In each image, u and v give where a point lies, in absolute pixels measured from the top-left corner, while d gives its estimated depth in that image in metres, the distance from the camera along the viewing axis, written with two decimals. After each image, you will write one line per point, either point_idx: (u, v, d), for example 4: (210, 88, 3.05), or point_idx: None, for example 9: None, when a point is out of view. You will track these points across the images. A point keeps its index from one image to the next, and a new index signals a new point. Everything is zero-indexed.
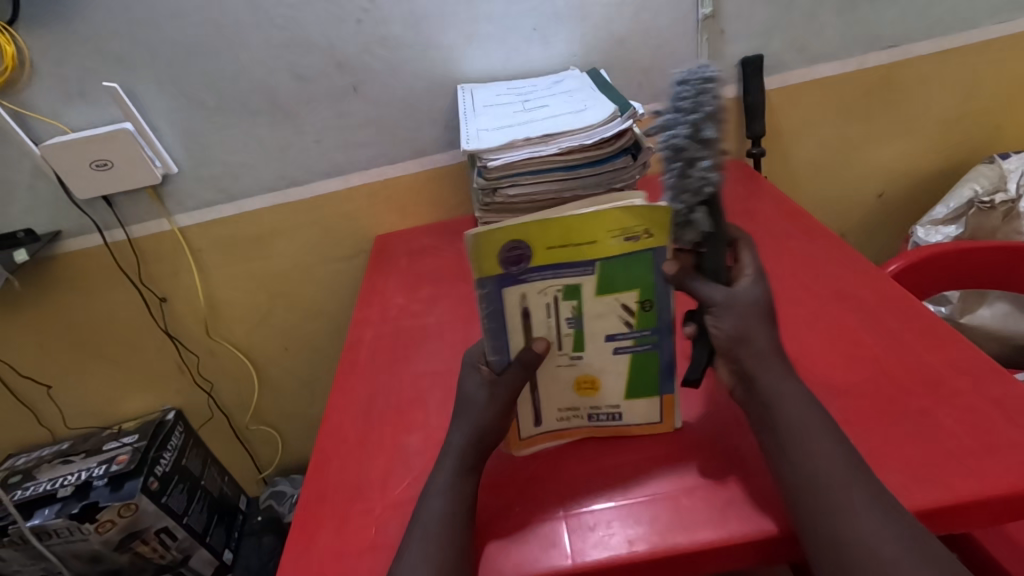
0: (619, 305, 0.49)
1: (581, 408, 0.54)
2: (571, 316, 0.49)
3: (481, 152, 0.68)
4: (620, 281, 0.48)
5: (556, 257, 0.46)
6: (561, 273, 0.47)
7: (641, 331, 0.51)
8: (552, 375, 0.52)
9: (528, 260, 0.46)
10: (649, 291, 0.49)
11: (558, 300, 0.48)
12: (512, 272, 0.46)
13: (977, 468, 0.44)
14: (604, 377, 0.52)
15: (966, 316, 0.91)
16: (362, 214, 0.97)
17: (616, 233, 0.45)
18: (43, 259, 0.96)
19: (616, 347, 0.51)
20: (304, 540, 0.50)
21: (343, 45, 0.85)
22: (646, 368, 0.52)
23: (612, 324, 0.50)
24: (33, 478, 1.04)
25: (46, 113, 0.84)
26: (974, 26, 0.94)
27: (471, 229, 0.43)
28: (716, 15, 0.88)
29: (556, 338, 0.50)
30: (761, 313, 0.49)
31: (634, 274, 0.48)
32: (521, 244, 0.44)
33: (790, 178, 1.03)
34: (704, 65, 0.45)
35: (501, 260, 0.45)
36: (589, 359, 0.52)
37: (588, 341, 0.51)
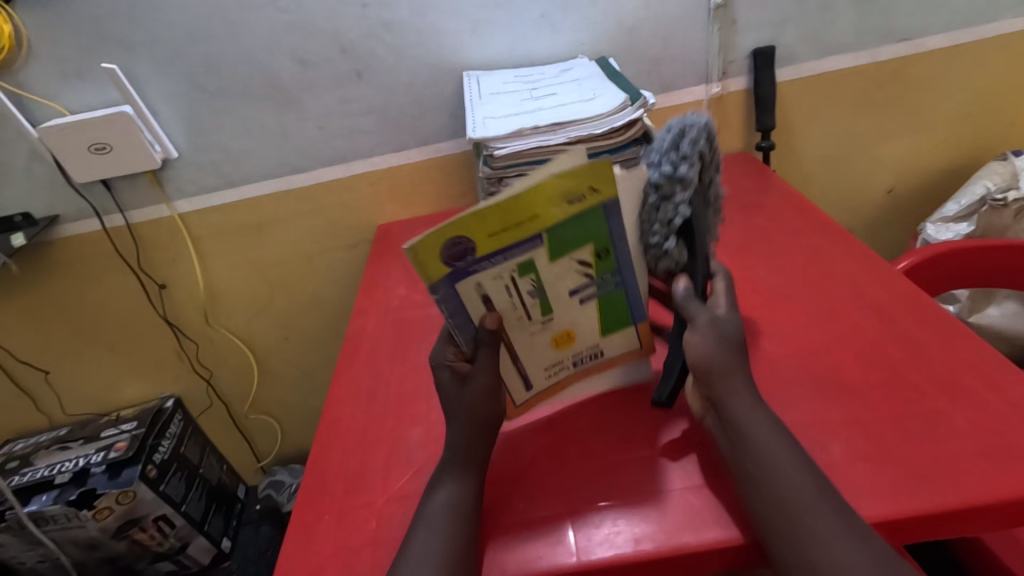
0: (580, 262, 0.49)
1: (564, 360, 0.54)
2: (535, 287, 0.49)
3: (488, 140, 0.66)
4: (570, 240, 0.47)
5: (503, 241, 0.45)
6: (513, 254, 0.46)
7: (604, 277, 0.51)
8: (528, 344, 0.52)
9: (475, 251, 0.45)
10: (604, 241, 0.49)
11: (516, 279, 0.48)
12: (463, 269, 0.45)
13: (992, 472, 0.43)
14: (578, 326, 0.53)
15: (975, 315, 0.91)
16: (364, 202, 0.96)
17: (559, 200, 0.45)
18: (41, 244, 0.95)
19: (581, 300, 0.51)
20: (302, 533, 0.50)
21: (347, 30, 0.83)
22: (613, 309, 0.53)
23: (572, 281, 0.50)
24: (31, 464, 1.03)
25: (44, 95, 0.83)
26: (991, 20, 0.92)
27: (406, 242, 0.43)
28: (728, 4, 0.86)
29: (523, 309, 0.50)
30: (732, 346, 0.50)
31: (588, 232, 0.47)
32: (463, 239, 0.44)
33: (799, 173, 1.02)
34: (699, 116, 0.48)
35: (445, 258, 0.44)
36: (559, 317, 0.51)
37: (557, 301, 0.50)
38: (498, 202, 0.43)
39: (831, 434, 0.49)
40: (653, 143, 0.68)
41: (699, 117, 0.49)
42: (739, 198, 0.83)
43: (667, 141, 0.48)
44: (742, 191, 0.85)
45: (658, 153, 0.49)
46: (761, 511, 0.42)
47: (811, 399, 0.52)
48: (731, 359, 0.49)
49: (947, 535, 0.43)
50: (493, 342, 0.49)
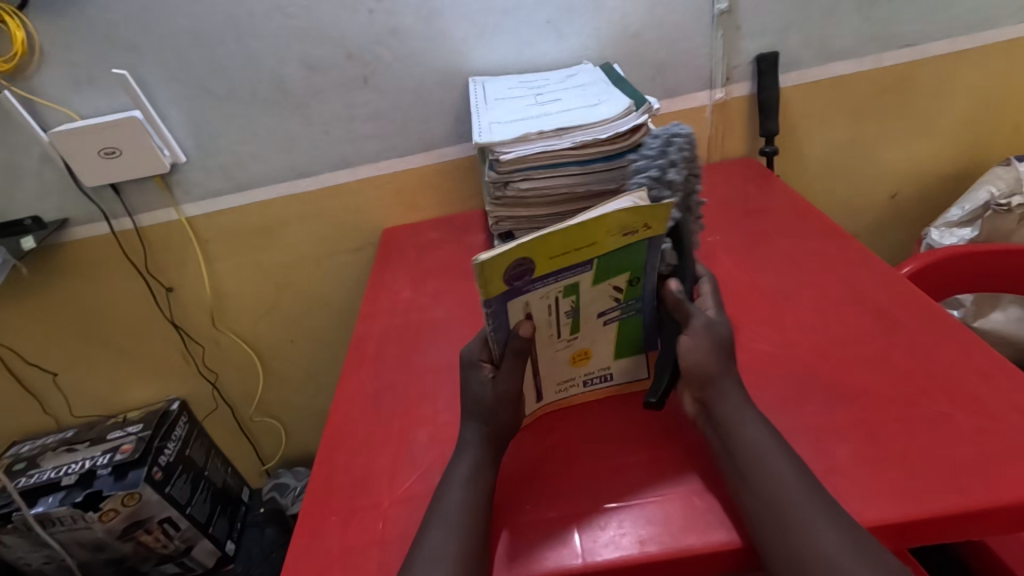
0: (613, 289, 0.51)
1: (576, 378, 0.56)
2: (572, 306, 0.51)
3: (493, 145, 0.67)
4: (614, 268, 0.50)
5: (559, 263, 0.46)
6: (564, 276, 0.48)
7: (631, 303, 0.53)
8: (551, 361, 0.53)
9: (532, 272, 0.46)
10: (642, 271, 0.51)
11: (559, 299, 0.50)
12: (521, 290, 0.47)
13: (996, 476, 0.44)
14: (596, 347, 0.55)
15: (979, 320, 0.88)
16: (371, 206, 0.96)
17: (615, 232, 0.46)
18: (50, 247, 0.96)
19: (609, 321, 0.54)
20: (310, 533, 0.50)
21: (355, 36, 0.84)
22: (630, 331, 0.55)
23: (603, 304, 0.52)
24: (38, 465, 1.04)
25: (55, 100, 0.84)
26: (994, 26, 0.92)
27: (481, 255, 0.42)
28: (732, 10, 0.86)
29: (556, 326, 0.51)
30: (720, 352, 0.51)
31: (632, 263, 0.50)
32: (527, 260, 0.45)
33: (802, 177, 1.02)
34: (679, 126, 0.53)
35: (507, 277, 0.45)
36: (583, 336, 0.53)
37: (585, 320, 0.52)
38: (565, 229, 0.44)
39: (836, 437, 0.49)
40: None
41: (682, 128, 0.54)
42: (743, 203, 0.84)
43: (654, 149, 0.53)
44: (745, 196, 0.85)
45: (645, 160, 0.53)
46: (756, 511, 0.42)
47: (815, 402, 0.52)
48: (720, 363, 0.50)
49: (952, 538, 0.43)
50: (521, 351, 0.49)
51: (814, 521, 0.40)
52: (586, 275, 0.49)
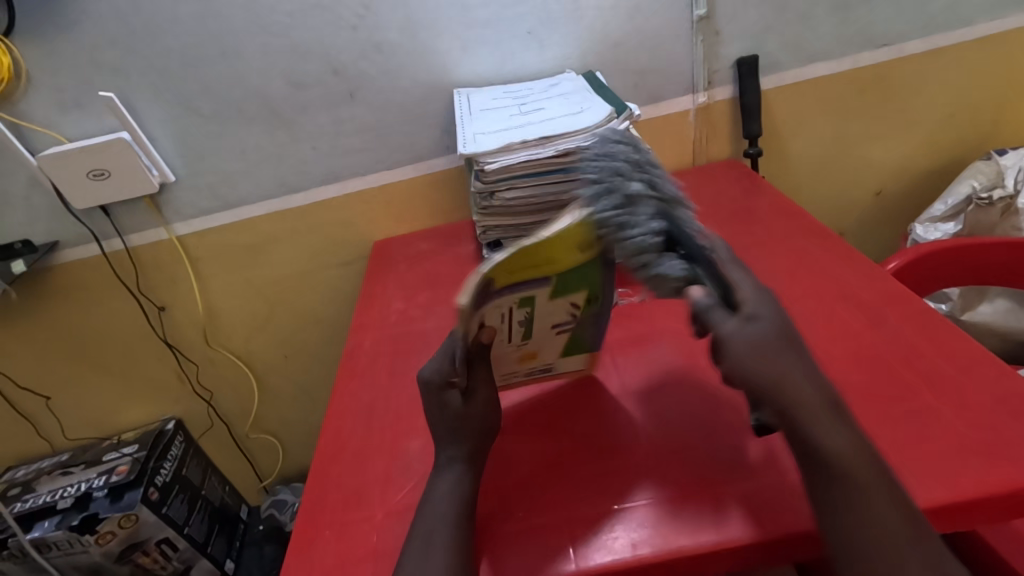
0: (564, 303, 0.53)
1: (519, 371, 0.59)
2: (530, 315, 0.53)
3: (478, 155, 0.68)
4: (571, 284, 0.51)
5: (522, 278, 0.48)
6: (522, 289, 0.49)
7: (583, 318, 0.56)
8: (501, 358, 0.56)
9: (494, 285, 0.47)
10: (597, 289, 0.54)
11: (513, 309, 0.51)
12: (489, 300, 0.48)
13: (981, 467, 0.44)
14: (542, 350, 0.58)
15: (967, 312, 0.92)
16: (361, 220, 0.97)
17: (579, 250, 0.48)
18: (40, 270, 0.96)
19: (563, 330, 0.56)
20: (304, 548, 0.50)
21: (339, 52, 0.85)
22: (575, 341, 0.58)
23: (559, 316, 0.54)
24: (33, 490, 1.03)
25: (43, 124, 0.84)
26: (968, 24, 0.94)
27: (460, 300, 0.44)
28: (711, 16, 0.88)
29: (507, 330, 0.53)
30: (777, 340, 0.44)
31: (586, 282, 0.52)
32: (491, 280, 0.46)
33: (787, 177, 1.04)
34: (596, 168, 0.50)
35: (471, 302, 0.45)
36: (534, 341, 0.56)
37: (540, 330, 0.55)
38: (545, 242, 0.45)
39: None
40: None
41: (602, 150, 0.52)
42: (728, 204, 0.85)
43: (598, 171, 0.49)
44: (730, 197, 0.87)
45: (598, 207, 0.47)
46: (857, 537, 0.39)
47: None
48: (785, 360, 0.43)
49: (944, 530, 0.44)
50: (482, 355, 0.53)
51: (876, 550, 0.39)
52: (546, 291, 0.51)
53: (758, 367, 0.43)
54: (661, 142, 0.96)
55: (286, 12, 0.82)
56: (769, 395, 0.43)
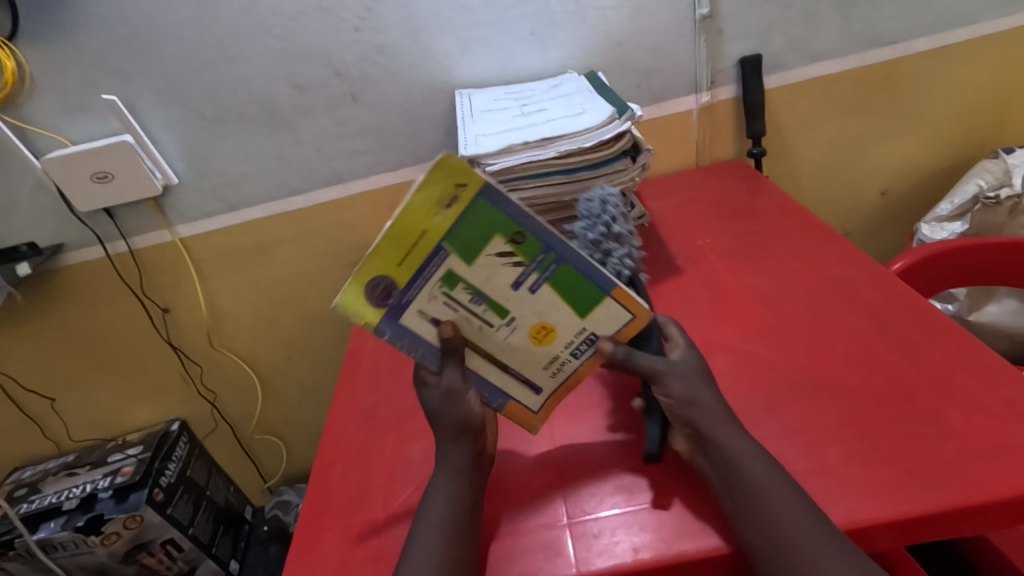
0: (503, 262, 0.46)
1: (558, 353, 0.51)
2: (475, 290, 0.47)
3: (480, 157, 0.67)
4: (475, 238, 0.45)
5: (413, 266, 0.45)
6: (428, 274, 0.46)
7: (534, 261, 0.46)
8: (514, 352, 0.51)
9: (396, 285, 0.46)
10: (514, 226, 0.44)
11: (451, 293, 0.47)
12: (399, 298, 0.46)
13: (987, 471, 0.43)
14: (549, 316, 0.49)
15: (974, 313, 0.91)
16: (364, 222, 0.97)
17: (434, 211, 0.43)
18: (45, 272, 0.97)
19: (535, 288, 0.48)
20: (305, 551, 0.50)
21: (341, 53, 0.85)
22: (573, 285, 0.48)
23: (507, 275, 0.47)
24: (39, 491, 1.04)
25: (47, 127, 0.85)
26: (975, 21, 0.93)
27: (334, 303, 0.46)
28: (714, 15, 0.87)
29: (476, 318, 0.49)
30: (700, 376, 0.50)
31: (492, 227, 0.44)
32: (382, 280, 0.45)
33: (792, 177, 1.03)
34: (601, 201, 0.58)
35: (374, 302, 0.46)
36: (519, 313, 0.49)
37: (505, 301, 0.48)
38: (387, 233, 0.43)
39: (827, 439, 0.49)
40: (642, 153, 0.69)
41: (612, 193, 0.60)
42: (732, 204, 0.85)
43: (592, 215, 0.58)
44: (734, 197, 0.86)
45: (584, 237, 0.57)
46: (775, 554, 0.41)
47: (808, 401, 0.52)
48: (704, 394, 0.49)
49: (949, 535, 0.43)
50: (455, 347, 0.49)
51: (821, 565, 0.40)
52: (456, 261, 0.45)
53: (683, 391, 0.49)
54: (665, 142, 0.96)
55: (288, 14, 0.82)
56: (693, 412, 0.48)
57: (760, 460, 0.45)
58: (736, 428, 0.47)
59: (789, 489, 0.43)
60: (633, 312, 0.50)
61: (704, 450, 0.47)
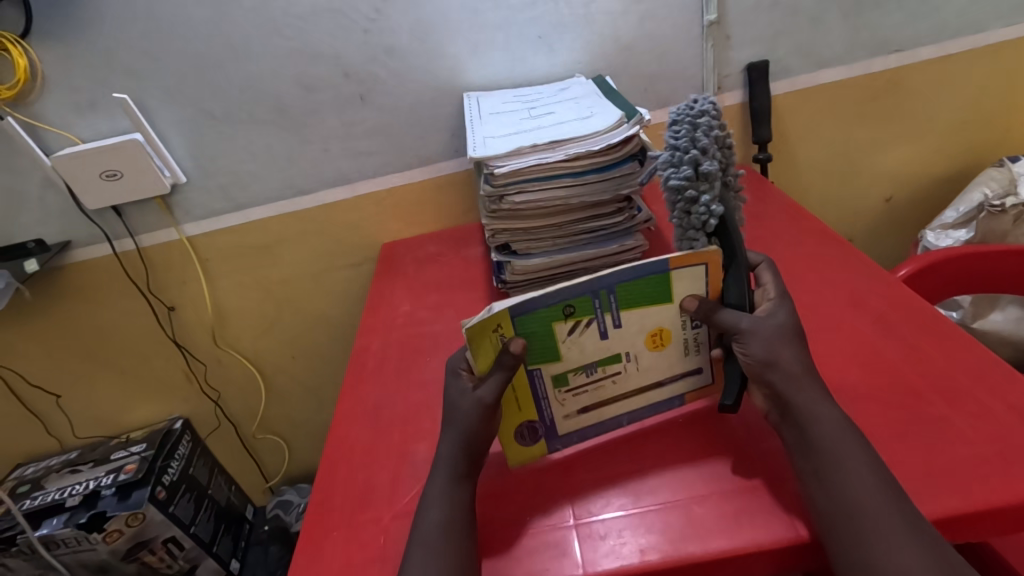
0: (579, 335, 0.51)
1: (688, 345, 0.54)
2: (581, 367, 0.53)
3: (487, 160, 0.68)
4: (541, 339, 0.50)
5: (527, 398, 0.52)
6: (542, 391, 0.52)
7: (595, 309, 0.51)
8: (659, 373, 0.54)
9: (535, 420, 0.53)
10: (560, 307, 0.49)
11: (572, 378, 0.53)
12: (543, 423, 0.53)
13: (993, 477, 0.44)
14: (651, 325, 0.52)
15: (978, 320, 0.90)
16: (370, 222, 0.97)
17: (500, 351, 0.49)
18: (52, 269, 0.97)
19: (618, 321, 0.52)
20: (311, 549, 0.50)
21: (350, 55, 0.85)
22: (641, 290, 0.51)
23: (590, 334, 0.51)
24: (41, 487, 1.04)
25: (56, 124, 0.85)
26: (981, 30, 0.93)
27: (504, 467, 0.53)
28: (722, 21, 0.88)
29: (596, 377, 0.53)
30: (790, 332, 0.50)
31: (549, 325, 0.50)
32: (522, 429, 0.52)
33: (797, 182, 1.03)
34: (694, 103, 0.51)
35: (529, 446, 0.53)
36: (625, 345, 0.53)
37: (607, 350, 0.53)
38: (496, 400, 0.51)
39: None
40: (650, 157, 0.69)
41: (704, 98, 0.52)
42: None
43: (681, 137, 0.50)
44: None
45: (672, 154, 0.51)
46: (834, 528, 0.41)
47: None
48: (786, 350, 0.49)
49: (955, 541, 0.43)
50: (510, 367, 0.49)
51: (889, 542, 0.39)
52: (546, 368, 0.52)
53: (761, 350, 0.48)
54: None
55: (298, 15, 0.82)
56: (771, 373, 0.48)
57: (838, 423, 0.45)
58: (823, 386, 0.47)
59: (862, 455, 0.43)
60: (706, 263, 0.50)
61: (783, 415, 0.47)
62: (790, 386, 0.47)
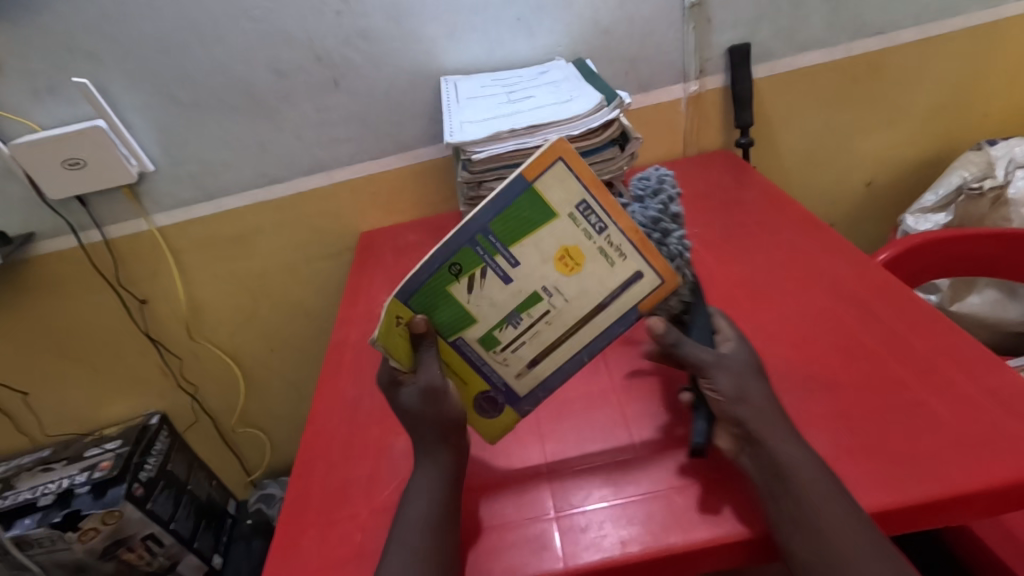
0: (482, 289, 0.47)
1: (598, 243, 0.47)
2: (503, 321, 0.48)
3: (465, 145, 0.66)
4: (446, 313, 0.48)
5: (468, 374, 0.51)
6: (477, 358, 0.50)
7: (483, 257, 0.46)
8: (590, 292, 0.48)
9: (483, 391, 0.51)
10: (444, 271, 0.46)
11: (500, 333, 0.49)
12: (494, 386, 0.51)
13: (972, 461, 0.44)
14: (553, 246, 0.47)
15: (956, 303, 0.93)
16: (347, 211, 0.95)
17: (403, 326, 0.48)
18: (16, 262, 0.93)
19: (514, 261, 0.47)
20: (286, 548, 0.49)
21: (322, 38, 0.82)
22: (514, 212, 0.45)
23: (495, 285, 0.47)
24: (13, 487, 1.01)
25: (14, 111, 0.81)
26: (961, 13, 0.93)
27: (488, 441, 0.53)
28: (703, 3, 0.86)
29: (523, 322, 0.49)
30: (751, 371, 0.49)
31: (442, 289, 0.47)
32: (485, 393, 0.51)
33: (780, 168, 1.03)
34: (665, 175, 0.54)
35: (489, 412, 0.52)
36: (531, 278, 0.47)
37: (521, 291, 0.48)
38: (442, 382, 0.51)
39: (814, 430, 0.49)
40: (630, 142, 0.69)
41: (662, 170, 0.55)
42: (719, 195, 0.84)
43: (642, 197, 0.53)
44: (722, 187, 0.86)
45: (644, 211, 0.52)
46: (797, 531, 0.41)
47: (795, 390, 0.52)
48: (760, 396, 0.47)
49: (934, 524, 0.43)
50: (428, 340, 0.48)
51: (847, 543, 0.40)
52: (465, 334, 0.49)
53: (732, 386, 0.47)
54: (652, 131, 0.95)
55: None
56: (740, 408, 0.46)
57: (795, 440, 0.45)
58: (785, 428, 0.45)
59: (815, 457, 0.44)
60: (557, 158, 0.44)
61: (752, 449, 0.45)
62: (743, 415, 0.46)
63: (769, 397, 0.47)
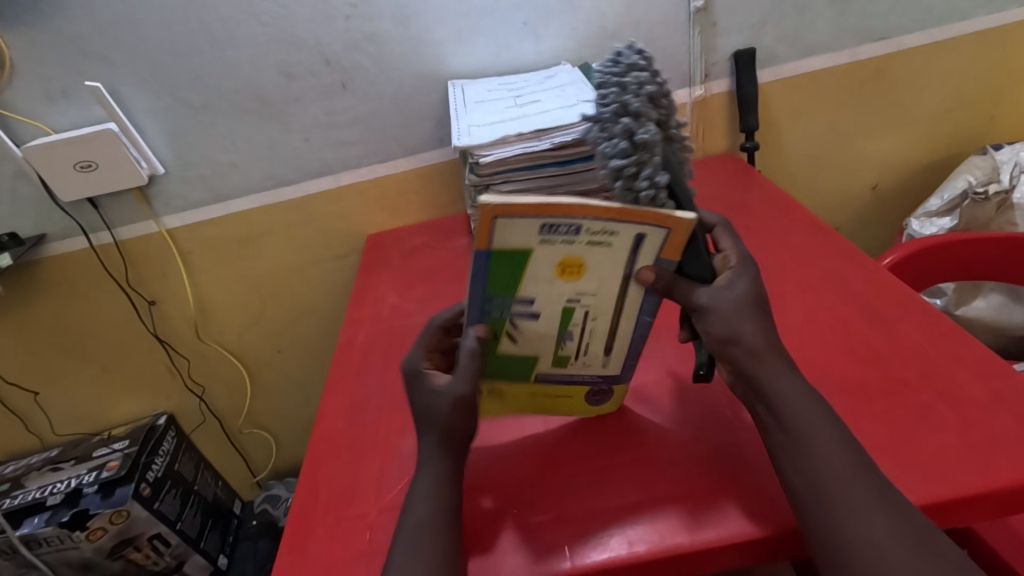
0: (521, 333, 0.49)
1: (582, 242, 0.43)
2: (558, 339, 0.50)
3: (472, 148, 0.67)
4: (508, 364, 0.52)
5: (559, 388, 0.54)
6: (563, 374, 0.53)
7: (502, 315, 0.48)
8: (611, 278, 0.46)
9: (586, 391, 0.54)
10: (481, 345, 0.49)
11: (563, 343, 0.51)
12: (590, 382, 0.54)
13: (978, 463, 0.44)
14: (548, 271, 0.45)
15: (961, 307, 0.92)
16: (355, 213, 0.96)
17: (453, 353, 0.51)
18: (27, 264, 0.94)
19: (529, 301, 0.47)
20: (296, 547, 0.49)
21: (331, 42, 0.83)
22: (495, 280, 0.45)
23: (527, 323, 0.49)
24: (22, 486, 1.02)
25: (27, 114, 0.82)
26: (966, 17, 0.93)
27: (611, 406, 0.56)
28: (708, 8, 0.87)
29: (575, 325, 0.49)
30: (750, 304, 0.48)
31: (494, 356, 0.51)
32: (590, 390, 0.54)
33: (785, 171, 1.03)
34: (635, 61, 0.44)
35: (602, 399, 0.55)
36: (552, 296, 0.47)
37: (555, 307, 0.48)
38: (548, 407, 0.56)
39: None
40: None
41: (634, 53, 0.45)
42: (725, 198, 0.84)
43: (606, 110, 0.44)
44: (727, 190, 0.86)
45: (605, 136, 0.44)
46: (801, 490, 0.41)
47: None
48: (751, 324, 0.47)
49: (940, 525, 0.43)
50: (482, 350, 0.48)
51: (860, 514, 0.39)
52: (537, 365, 0.52)
53: (722, 327, 0.47)
54: None
55: (277, 1, 0.80)
56: (734, 349, 0.47)
57: (801, 395, 0.45)
58: (783, 359, 0.46)
59: (828, 424, 0.43)
60: (492, 221, 0.41)
61: (751, 390, 0.46)
62: (749, 360, 0.46)
63: (767, 330, 0.47)
